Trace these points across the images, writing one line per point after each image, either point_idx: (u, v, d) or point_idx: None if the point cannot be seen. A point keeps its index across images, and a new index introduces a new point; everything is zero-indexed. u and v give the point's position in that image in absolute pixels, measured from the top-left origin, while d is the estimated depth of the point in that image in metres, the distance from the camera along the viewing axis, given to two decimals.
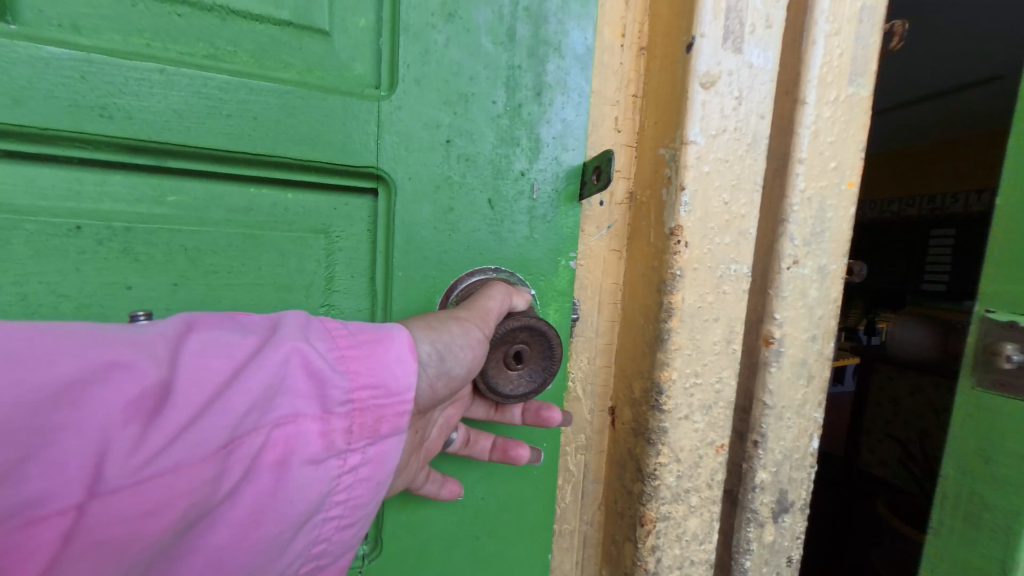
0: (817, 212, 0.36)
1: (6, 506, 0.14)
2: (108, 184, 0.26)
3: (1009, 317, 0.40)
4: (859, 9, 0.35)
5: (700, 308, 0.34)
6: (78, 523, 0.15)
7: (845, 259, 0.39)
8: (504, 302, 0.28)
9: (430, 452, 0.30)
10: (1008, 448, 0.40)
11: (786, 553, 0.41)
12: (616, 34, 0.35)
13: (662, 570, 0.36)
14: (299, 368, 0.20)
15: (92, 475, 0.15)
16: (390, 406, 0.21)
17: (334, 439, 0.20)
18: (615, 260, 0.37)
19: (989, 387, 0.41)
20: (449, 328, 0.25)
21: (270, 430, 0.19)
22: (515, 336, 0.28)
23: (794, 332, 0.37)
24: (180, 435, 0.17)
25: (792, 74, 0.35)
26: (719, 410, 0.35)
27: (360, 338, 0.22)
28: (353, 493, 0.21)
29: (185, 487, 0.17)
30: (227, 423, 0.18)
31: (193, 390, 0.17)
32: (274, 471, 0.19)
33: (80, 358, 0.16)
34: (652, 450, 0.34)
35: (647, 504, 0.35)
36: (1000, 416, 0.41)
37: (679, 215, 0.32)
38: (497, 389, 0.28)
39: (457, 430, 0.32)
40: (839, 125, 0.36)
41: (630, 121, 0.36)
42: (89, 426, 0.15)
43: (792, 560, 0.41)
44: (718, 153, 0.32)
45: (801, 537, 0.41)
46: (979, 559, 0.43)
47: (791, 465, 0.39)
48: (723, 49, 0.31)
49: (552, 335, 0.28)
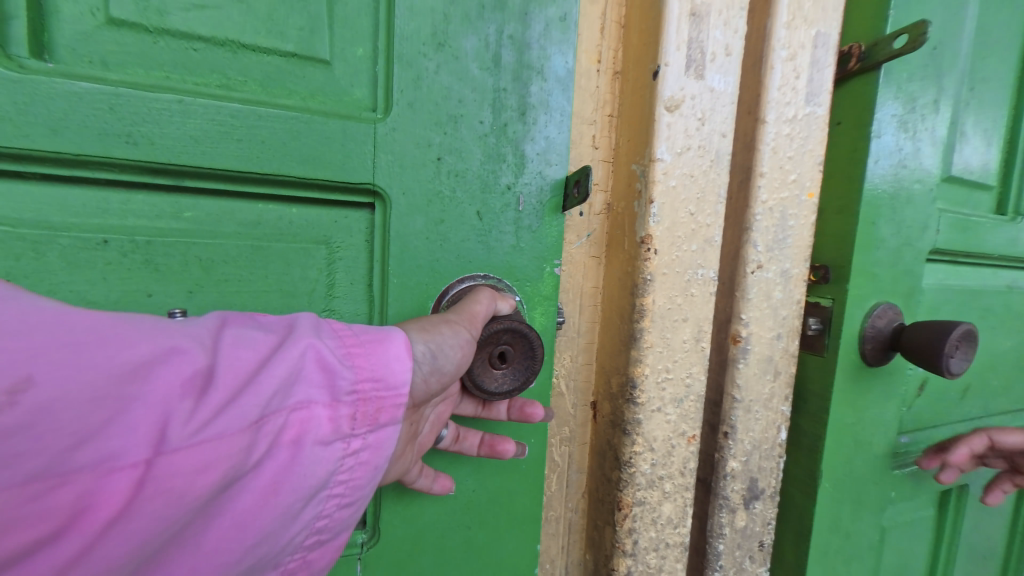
0: (778, 221, 0.40)
1: (93, 457, 0.17)
2: (132, 203, 0.29)
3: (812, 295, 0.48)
4: (814, 35, 0.38)
5: (670, 309, 0.37)
6: (145, 475, 0.18)
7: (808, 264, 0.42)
8: (489, 306, 0.31)
9: (423, 446, 0.33)
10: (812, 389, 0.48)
11: (758, 538, 0.44)
12: (593, 59, 0.38)
13: (639, 551, 0.38)
14: (314, 360, 0.23)
15: (156, 437, 0.18)
16: (389, 398, 0.24)
17: (341, 424, 0.23)
18: (595, 265, 0.40)
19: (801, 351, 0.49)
20: (440, 330, 0.28)
21: (289, 414, 0.22)
22: (499, 337, 0.31)
23: (759, 332, 0.40)
24: (223, 409, 0.20)
25: (753, 96, 0.38)
26: (690, 404, 0.38)
27: (364, 338, 0.25)
28: (354, 474, 0.24)
29: (227, 453, 0.20)
30: (258, 402, 0.21)
31: (231, 374, 0.21)
32: (291, 449, 0.22)
33: (148, 342, 0.19)
34: (628, 440, 0.37)
35: (623, 490, 0.38)
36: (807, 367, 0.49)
37: (648, 225, 0.35)
38: (482, 386, 0.31)
39: (447, 427, 0.34)
40: (797, 141, 0.39)
41: (607, 139, 0.39)
42: (156, 397, 0.18)
43: (764, 544, 0.44)
44: (684, 169, 0.36)
45: (772, 523, 0.44)
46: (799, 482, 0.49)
47: (760, 455, 0.42)
48: (686, 76, 0.35)
49: (533, 336, 0.31)
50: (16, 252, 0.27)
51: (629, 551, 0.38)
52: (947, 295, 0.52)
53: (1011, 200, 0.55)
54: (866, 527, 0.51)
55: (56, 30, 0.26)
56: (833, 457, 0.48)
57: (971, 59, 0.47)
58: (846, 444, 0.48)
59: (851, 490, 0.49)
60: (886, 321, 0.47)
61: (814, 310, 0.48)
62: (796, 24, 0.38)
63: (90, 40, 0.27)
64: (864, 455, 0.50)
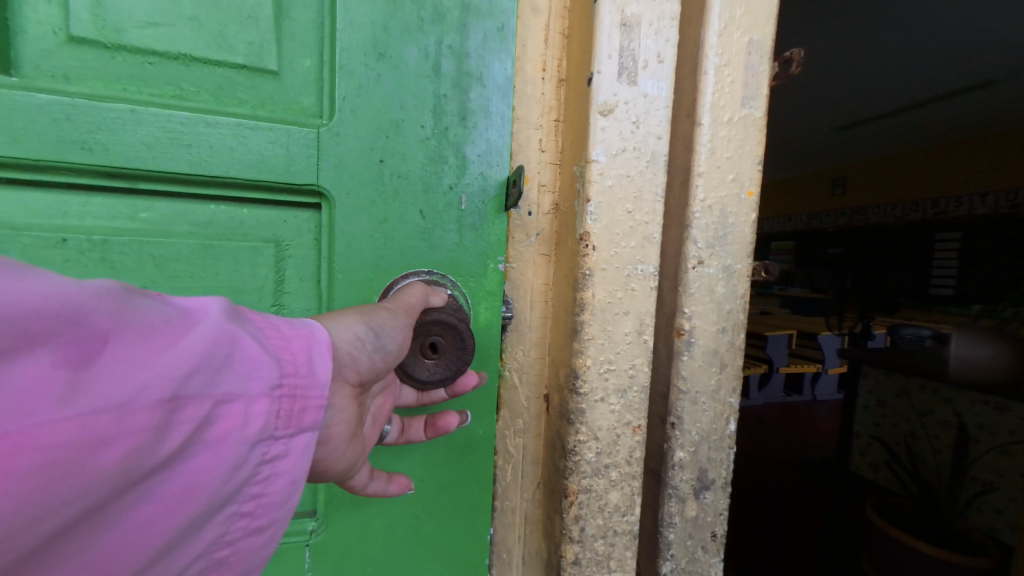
0: (718, 219, 0.40)
1: None
2: (90, 206, 0.31)
3: None
4: (748, 43, 0.39)
5: (610, 303, 0.38)
6: (22, 444, 0.16)
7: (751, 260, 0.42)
8: (422, 299, 0.33)
9: (368, 443, 0.33)
10: None
11: (710, 528, 0.44)
12: (538, 69, 0.40)
13: (587, 539, 0.39)
14: (238, 349, 0.23)
15: (47, 401, 0.16)
16: (315, 397, 0.25)
17: (264, 421, 0.23)
18: (545, 263, 0.41)
19: None
20: (379, 313, 0.30)
21: (211, 402, 0.21)
22: (430, 328, 0.33)
23: (703, 325, 0.41)
24: (132, 383, 0.18)
25: (690, 100, 0.40)
26: (634, 394, 0.39)
27: (292, 336, 0.26)
28: (269, 484, 0.24)
29: (132, 428, 0.18)
30: (172, 381, 0.20)
31: (142, 347, 0.19)
32: (203, 440, 0.21)
33: (50, 294, 0.17)
34: (573, 429, 0.38)
35: (568, 478, 0.38)
36: None
37: (586, 224, 0.36)
38: (414, 375, 0.32)
39: (390, 422, 0.36)
40: (734, 143, 0.40)
41: (552, 142, 0.40)
42: (65, 357, 0.17)
43: (717, 535, 0.44)
44: (620, 170, 0.37)
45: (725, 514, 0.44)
46: None
47: (709, 446, 0.43)
48: (619, 83, 0.36)
49: (462, 328, 0.33)
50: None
51: (576, 536, 0.39)
52: None
53: None
54: None
55: (21, 47, 0.29)
56: None
57: None
58: None
59: None
60: None
61: None
62: (729, 32, 0.39)
63: (53, 55, 0.29)
64: None
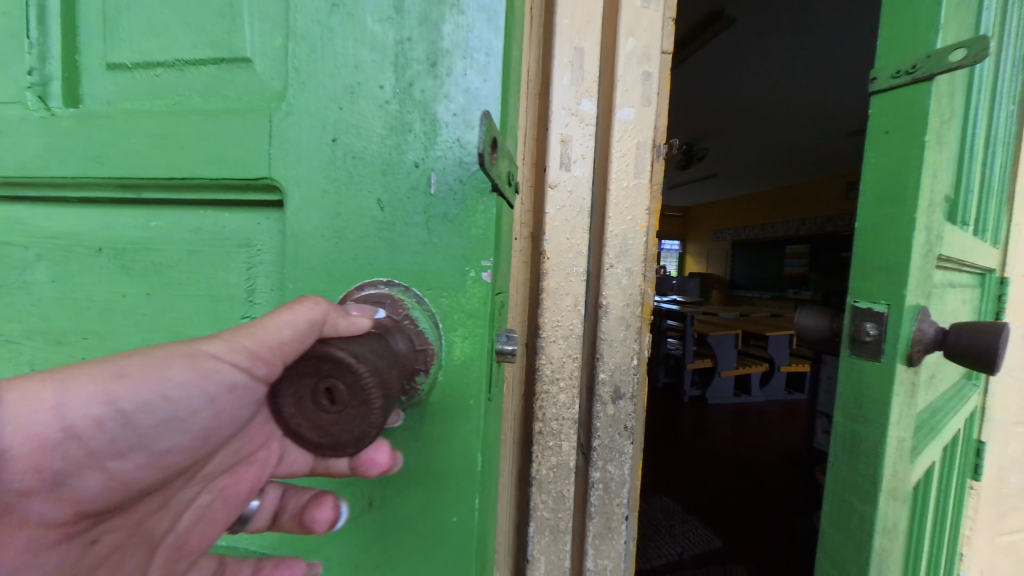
0: (622, 239, 0.72)
1: None
2: (125, 213, 0.51)
3: (867, 304, 0.74)
4: (637, 143, 0.71)
5: (560, 288, 0.71)
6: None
7: (645, 262, 0.74)
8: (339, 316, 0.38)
9: (246, 515, 0.45)
10: (870, 394, 0.73)
11: (624, 421, 0.74)
12: (522, 156, 0.72)
13: (548, 417, 0.72)
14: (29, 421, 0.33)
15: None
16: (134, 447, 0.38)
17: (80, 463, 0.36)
18: (523, 265, 0.74)
19: (858, 354, 0.75)
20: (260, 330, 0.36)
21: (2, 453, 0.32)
22: (328, 370, 0.32)
23: (614, 301, 0.72)
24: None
25: (603, 172, 0.72)
26: (574, 337, 0.72)
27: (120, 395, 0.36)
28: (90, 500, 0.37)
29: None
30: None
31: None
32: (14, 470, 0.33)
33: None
34: (540, 357, 0.71)
35: (539, 384, 0.71)
36: (862, 373, 0.75)
37: (545, 245, 0.70)
38: (307, 428, 0.33)
39: (269, 494, 0.45)
40: (629, 195, 0.72)
41: (529, 199, 0.73)
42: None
43: (628, 425, 0.74)
44: (561, 216, 0.70)
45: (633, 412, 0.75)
46: (865, 467, 0.74)
47: (621, 372, 0.73)
48: (562, 170, 0.70)
49: (363, 367, 0.32)
50: (61, 257, 0.52)
51: (540, 420, 0.72)
52: (940, 291, 0.80)
53: (960, 214, 0.83)
54: (896, 507, 0.76)
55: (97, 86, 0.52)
56: (889, 451, 0.72)
57: (954, 118, 0.73)
58: (895, 444, 0.72)
59: (890, 480, 0.74)
60: (930, 326, 0.72)
61: (870, 317, 0.73)
62: (626, 137, 0.71)
63: (114, 81, 0.51)
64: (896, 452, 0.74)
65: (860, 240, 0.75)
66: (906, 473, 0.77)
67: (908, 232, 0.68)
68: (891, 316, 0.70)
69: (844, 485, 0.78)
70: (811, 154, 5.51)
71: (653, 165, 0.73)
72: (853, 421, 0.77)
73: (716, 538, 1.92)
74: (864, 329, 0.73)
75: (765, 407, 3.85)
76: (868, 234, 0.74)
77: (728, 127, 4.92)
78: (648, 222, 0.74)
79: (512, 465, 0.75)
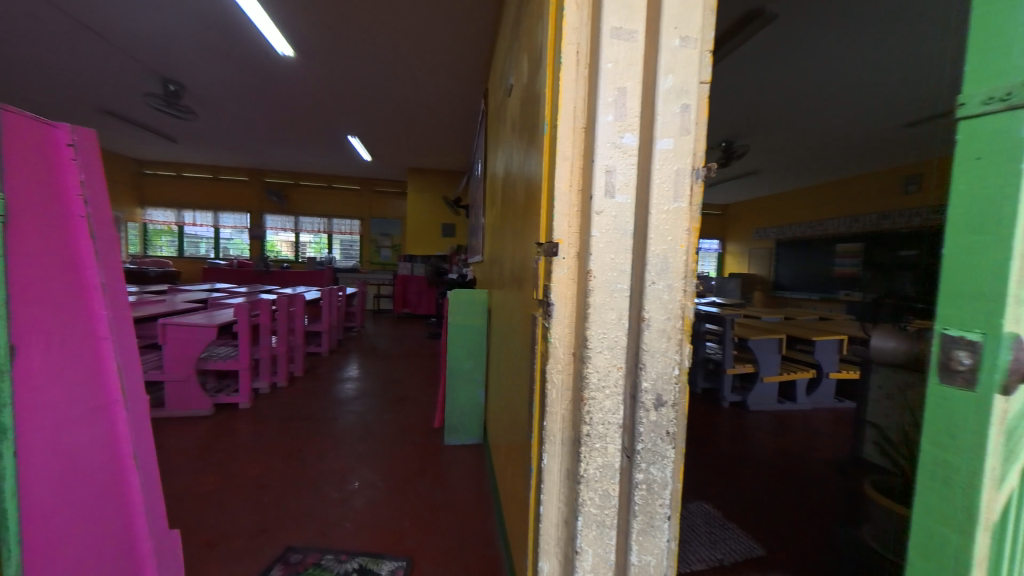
0: (663, 259, 0.78)
1: None
2: None
3: (957, 331, 0.60)
4: (676, 170, 0.78)
5: (605, 304, 0.79)
6: None
7: (686, 279, 0.79)
8: None
9: None
10: (963, 432, 0.60)
11: (666, 426, 0.81)
12: (567, 185, 0.82)
13: (595, 421, 0.80)
14: None
15: None
16: None
17: None
18: (571, 282, 0.83)
19: (949, 384, 0.61)
20: None
21: None
22: None
23: (656, 316, 0.79)
24: None
25: (643, 199, 0.78)
26: (618, 349, 0.80)
27: None
28: None
29: None
30: None
31: None
32: None
33: None
34: (586, 366, 0.80)
35: (585, 391, 0.80)
36: (953, 408, 0.60)
37: (590, 266, 0.78)
38: None
39: None
40: (669, 219, 0.78)
41: (574, 223, 0.82)
42: None
43: (670, 430, 0.81)
44: (605, 239, 0.78)
45: (674, 419, 0.81)
46: (956, 519, 0.61)
47: (663, 381, 0.80)
48: (605, 198, 0.77)
49: None
50: None
51: (587, 424, 0.80)
52: None
53: None
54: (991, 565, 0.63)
55: None
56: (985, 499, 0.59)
57: None
58: (992, 493, 0.59)
59: (987, 535, 0.60)
60: None
61: (963, 344, 0.59)
62: (665, 166, 0.77)
63: None
64: (992, 503, 0.60)
65: (944, 252, 0.62)
66: (1004, 526, 0.63)
67: (1002, 250, 0.56)
68: (989, 344, 0.57)
69: (926, 541, 0.64)
70: (873, 147, 5.16)
71: (691, 189, 0.79)
72: (939, 463, 0.63)
73: (757, 547, 1.89)
74: (957, 358, 0.59)
75: (812, 416, 3.66)
76: (951, 251, 0.61)
77: (778, 124, 4.75)
78: (688, 242, 0.80)
79: (563, 462, 0.84)
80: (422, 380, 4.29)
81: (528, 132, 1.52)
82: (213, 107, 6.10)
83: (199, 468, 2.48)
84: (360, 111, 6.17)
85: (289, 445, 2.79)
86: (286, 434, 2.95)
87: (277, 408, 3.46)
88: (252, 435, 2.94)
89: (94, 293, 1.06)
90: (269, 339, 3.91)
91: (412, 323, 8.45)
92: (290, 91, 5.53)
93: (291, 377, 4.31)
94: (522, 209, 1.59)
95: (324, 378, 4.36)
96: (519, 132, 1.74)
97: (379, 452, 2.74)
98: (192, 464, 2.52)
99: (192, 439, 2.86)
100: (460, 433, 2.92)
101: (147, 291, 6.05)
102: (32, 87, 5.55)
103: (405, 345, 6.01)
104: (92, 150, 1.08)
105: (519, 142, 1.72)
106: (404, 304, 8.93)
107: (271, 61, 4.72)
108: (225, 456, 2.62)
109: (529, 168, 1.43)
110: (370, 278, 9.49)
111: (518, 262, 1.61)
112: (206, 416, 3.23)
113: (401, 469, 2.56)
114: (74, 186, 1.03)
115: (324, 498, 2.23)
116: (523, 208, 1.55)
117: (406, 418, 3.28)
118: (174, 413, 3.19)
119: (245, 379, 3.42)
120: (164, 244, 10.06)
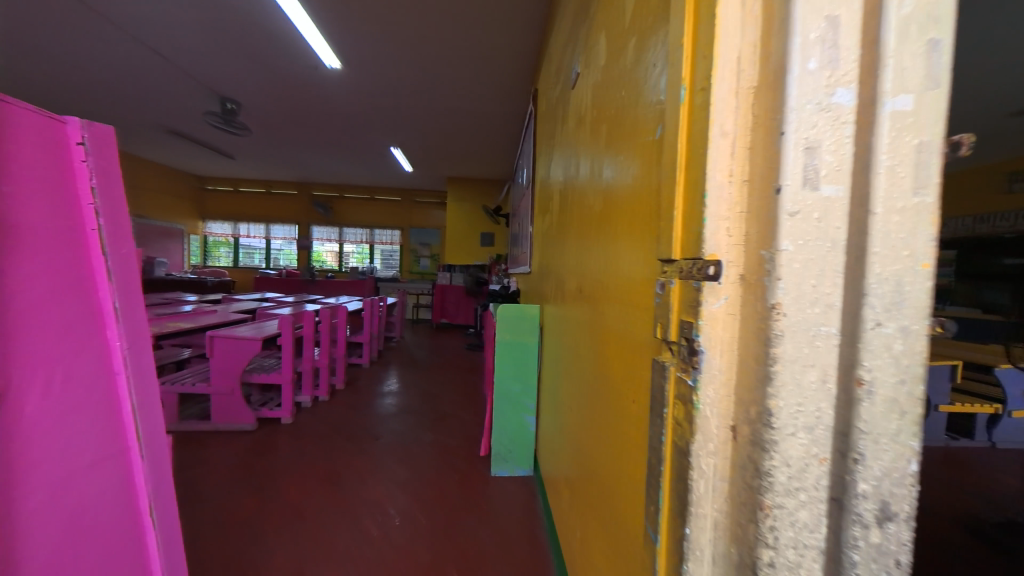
0: (895, 287, 0.49)
1: None
2: None
3: None
4: (919, 144, 0.48)
5: (801, 358, 0.50)
6: None
7: (929, 320, 0.50)
8: None
9: None
10: None
11: (894, 556, 0.50)
12: (725, 174, 0.54)
13: (780, 545, 0.50)
14: None
15: None
16: None
17: None
18: (731, 319, 0.54)
19: None
20: None
21: None
22: None
23: (881, 377, 0.49)
24: None
25: (862, 191, 0.49)
26: (820, 430, 0.50)
27: None
28: None
29: None
30: None
31: None
32: None
33: None
34: (768, 455, 0.50)
35: (765, 494, 0.51)
36: None
37: (779, 297, 0.50)
38: None
39: None
40: (907, 222, 0.48)
41: (738, 229, 0.54)
42: None
43: (901, 563, 0.50)
44: (805, 255, 0.50)
45: (909, 544, 0.50)
46: None
47: (891, 482, 0.50)
48: (806, 191, 0.49)
49: None
50: None
51: (768, 547, 0.50)
52: None
53: None
54: None
55: None
56: None
57: None
58: None
59: None
60: None
61: None
62: (901, 139, 0.48)
63: None
64: None
65: None
66: None
67: None
68: None
69: None
70: None
71: (943, 177, 0.49)
72: None
73: None
74: None
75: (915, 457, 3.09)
76: None
77: None
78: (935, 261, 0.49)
79: None
80: (462, 397, 4.08)
81: (609, 122, 1.26)
82: (267, 122, 6.33)
83: (239, 489, 2.36)
84: (403, 122, 6.17)
85: (329, 466, 2.63)
86: (326, 453, 2.81)
87: (318, 423, 3.35)
88: (292, 452, 2.82)
89: (109, 320, 0.90)
90: (312, 352, 3.85)
91: (450, 333, 8.34)
92: (336, 104, 5.60)
93: (333, 390, 4.24)
94: (600, 216, 1.32)
95: (364, 391, 4.25)
96: (592, 125, 1.47)
97: (422, 480, 2.52)
98: (233, 483, 2.42)
99: (234, 454, 2.78)
100: (508, 463, 2.64)
101: (204, 300, 6.32)
102: (110, 109, 6.01)
103: (445, 357, 5.86)
104: (107, 150, 0.94)
105: (593, 138, 1.45)
106: (442, 314, 8.86)
107: (320, 74, 4.78)
108: (265, 476, 2.50)
109: (615, 165, 1.16)
110: (409, 288, 9.52)
111: (597, 280, 1.33)
112: (250, 430, 3.17)
113: (446, 503, 2.32)
114: (86, 197, 0.89)
115: (365, 534, 2.02)
116: (603, 215, 1.28)
117: (447, 440, 3.05)
118: (219, 426, 3.15)
119: (287, 393, 3.35)
120: (222, 255, 10.67)
